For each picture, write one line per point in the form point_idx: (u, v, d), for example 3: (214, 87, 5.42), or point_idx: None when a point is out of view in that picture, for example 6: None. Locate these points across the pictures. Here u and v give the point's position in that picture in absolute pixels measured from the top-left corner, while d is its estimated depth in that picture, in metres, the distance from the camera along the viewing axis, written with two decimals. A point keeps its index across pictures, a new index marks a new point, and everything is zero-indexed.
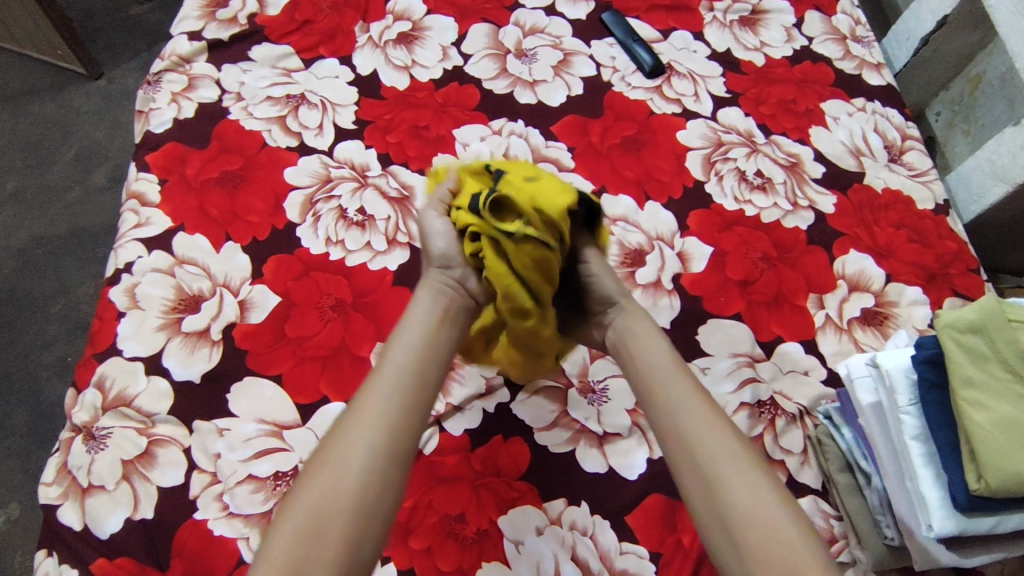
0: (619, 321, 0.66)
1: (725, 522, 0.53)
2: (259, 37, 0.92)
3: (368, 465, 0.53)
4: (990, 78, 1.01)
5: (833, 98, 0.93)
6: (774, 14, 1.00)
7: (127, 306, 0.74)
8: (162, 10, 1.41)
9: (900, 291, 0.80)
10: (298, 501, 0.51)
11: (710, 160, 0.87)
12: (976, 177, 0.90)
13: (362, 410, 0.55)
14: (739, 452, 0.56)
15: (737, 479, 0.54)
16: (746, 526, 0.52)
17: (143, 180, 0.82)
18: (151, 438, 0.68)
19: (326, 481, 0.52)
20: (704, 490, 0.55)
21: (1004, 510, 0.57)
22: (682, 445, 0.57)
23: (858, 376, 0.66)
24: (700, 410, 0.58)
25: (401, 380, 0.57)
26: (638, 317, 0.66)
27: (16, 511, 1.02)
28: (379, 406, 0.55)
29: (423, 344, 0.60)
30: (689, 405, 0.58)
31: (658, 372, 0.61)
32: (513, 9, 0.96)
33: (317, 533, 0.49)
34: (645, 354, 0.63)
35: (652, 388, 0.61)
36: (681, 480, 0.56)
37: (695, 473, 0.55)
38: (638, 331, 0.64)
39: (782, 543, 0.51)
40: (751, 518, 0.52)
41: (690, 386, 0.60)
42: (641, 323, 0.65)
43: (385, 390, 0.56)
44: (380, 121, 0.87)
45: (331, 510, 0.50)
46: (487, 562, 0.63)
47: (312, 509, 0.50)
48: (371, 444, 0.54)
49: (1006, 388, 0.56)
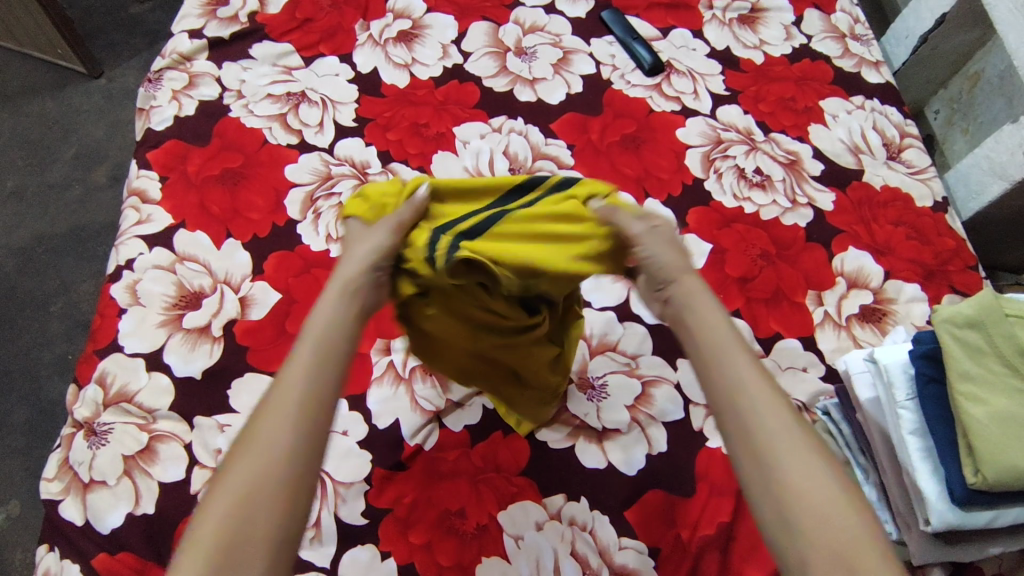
0: (676, 297, 0.51)
1: (790, 525, 0.41)
2: (259, 36, 0.92)
3: (300, 438, 0.43)
4: (989, 76, 1.01)
5: (832, 96, 0.93)
6: (772, 12, 1.00)
7: (128, 302, 0.74)
8: (162, 9, 1.42)
9: (899, 288, 0.80)
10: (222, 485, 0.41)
11: (709, 159, 0.87)
12: (975, 174, 0.90)
13: (285, 376, 0.45)
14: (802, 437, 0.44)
15: (800, 476, 0.42)
16: (814, 531, 0.41)
17: (144, 178, 0.82)
18: (152, 434, 0.68)
19: (251, 462, 0.41)
20: (763, 484, 0.43)
21: (1001, 504, 0.57)
22: (738, 426, 0.45)
23: (857, 372, 0.66)
24: (759, 384, 0.46)
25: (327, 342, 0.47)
26: (697, 288, 0.51)
27: (16, 509, 1.02)
28: (302, 367, 0.45)
29: (340, 309, 0.49)
30: (754, 385, 0.45)
31: (715, 343, 0.48)
32: (513, 8, 0.97)
33: (250, 523, 0.40)
34: (703, 324, 0.49)
35: (705, 358, 0.48)
36: (739, 467, 0.44)
37: (754, 462, 0.44)
38: (694, 302, 0.51)
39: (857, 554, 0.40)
40: (818, 520, 0.41)
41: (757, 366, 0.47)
42: (704, 300, 0.51)
43: (309, 352, 0.46)
44: (380, 118, 0.87)
45: (264, 497, 0.41)
46: (487, 558, 0.64)
47: (243, 489, 0.41)
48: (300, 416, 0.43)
49: (1002, 381, 0.57)
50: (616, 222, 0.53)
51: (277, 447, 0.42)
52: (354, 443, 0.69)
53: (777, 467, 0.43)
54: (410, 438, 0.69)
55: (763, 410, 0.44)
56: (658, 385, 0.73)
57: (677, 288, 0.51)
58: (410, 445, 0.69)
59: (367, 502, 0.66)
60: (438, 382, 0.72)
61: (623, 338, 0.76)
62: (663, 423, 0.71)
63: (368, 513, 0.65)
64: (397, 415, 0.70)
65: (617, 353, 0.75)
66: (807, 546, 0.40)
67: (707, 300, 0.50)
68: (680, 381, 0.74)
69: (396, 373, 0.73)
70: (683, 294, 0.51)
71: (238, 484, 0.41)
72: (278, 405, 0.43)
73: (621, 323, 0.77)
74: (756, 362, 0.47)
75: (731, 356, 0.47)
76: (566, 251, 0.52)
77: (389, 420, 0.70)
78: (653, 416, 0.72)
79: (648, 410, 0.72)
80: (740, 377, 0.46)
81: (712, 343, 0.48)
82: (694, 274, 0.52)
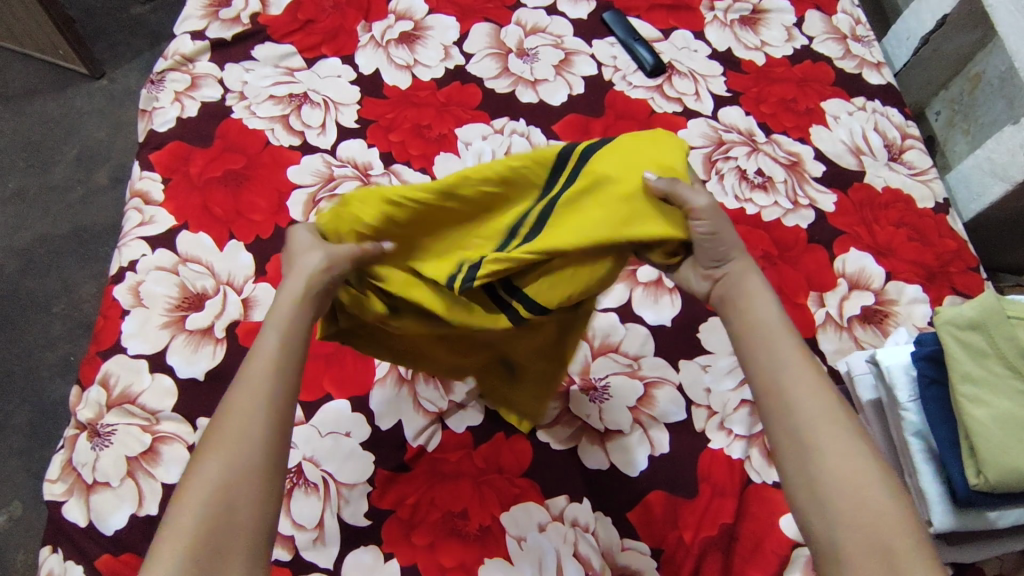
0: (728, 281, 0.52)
1: (824, 502, 0.44)
2: (261, 37, 0.92)
3: (270, 430, 0.44)
4: (990, 78, 1.02)
5: (833, 97, 0.93)
6: (773, 13, 1.00)
7: (131, 303, 0.74)
8: (163, 10, 1.42)
9: (900, 290, 0.80)
10: (198, 476, 0.42)
11: (711, 160, 0.87)
12: (975, 175, 0.90)
13: (252, 369, 0.45)
14: (843, 420, 0.46)
15: (837, 458, 0.45)
16: (847, 508, 0.43)
17: (146, 179, 0.82)
18: (155, 436, 0.68)
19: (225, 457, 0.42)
20: (801, 462, 0.46)
21: (1003, 505, 0.57)
22: (780, 410, 0.47)
23: (858, 374, 0.67)
24: (802, 370, 0.48)
25: (293, 331, 0.48)
26: (752, 272, 0.52)
27: (18, 510, 1.03)
28: (269, 360, 0.46)
29: (304, 305, 0.49)
30: (796, 367, 0.48)
31: (761, 327, 0.50)
32: (514, 9, 0.97)
33: (230, 517, 0.41)
34: (753, 311, 0.51)
35: (751, 343, 0.50)
36: (778, 445, 0.47)
37: (793, 443, 0.46)
38: (748, 286, 0.52)
39: (885, 530, 0.42)
40: (851, 497, 0.43)
41: (801, 350, 0.49)
42: (754, 286, 0.52)
43: (275, 344, 0.47)
44: (382, 120, 0.87)
45: (238, 491, 0.42)
46: (489, 559, 0.64)
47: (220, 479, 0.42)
48: (269, 409, 0.44)
49: (1004, 383, 0.57)
50: (680, 195, 0.49)
51: (248, 440, 0.43)
52: (357, 444, 0.69)
53: (816, 447, 0.45)
54: (413, 439, 0.69)
55: (805, 394, 0.47)
56: (660, 387, 0.74)
57: (731, 273, 0.52)
58: (412, 447, 0.69)
59: (370, 503, 0.66)
60: (440, 384, 0.73)
61: (625, 339, 0.76)
62: (664, 425, 0.72)
63: (370, 514, 0.65)
64: (399, 416, 0.70)
65: (618, 355, 0.75)
66: (840, 523, 0.43)
67: (757, 287, 0.52)
68: (682, 382, 0.74)
69: (398, 374, 0.73)
70: (737, 276, 0.52)
71: (216, 477, 0.42)
72: (247, 398, 0.44)
73: (623, 324, 0.77)
74: (803, 351, 0.49)
75: (777, 343, 0.49)
76: (616, 229, 0.49)
77: (391, 422, 0.70)
78: (655, 418, 0.72)
79: (650, 412, 0.72)
80: (785, 358, 0.49)
81: (758, 328, 0.50)
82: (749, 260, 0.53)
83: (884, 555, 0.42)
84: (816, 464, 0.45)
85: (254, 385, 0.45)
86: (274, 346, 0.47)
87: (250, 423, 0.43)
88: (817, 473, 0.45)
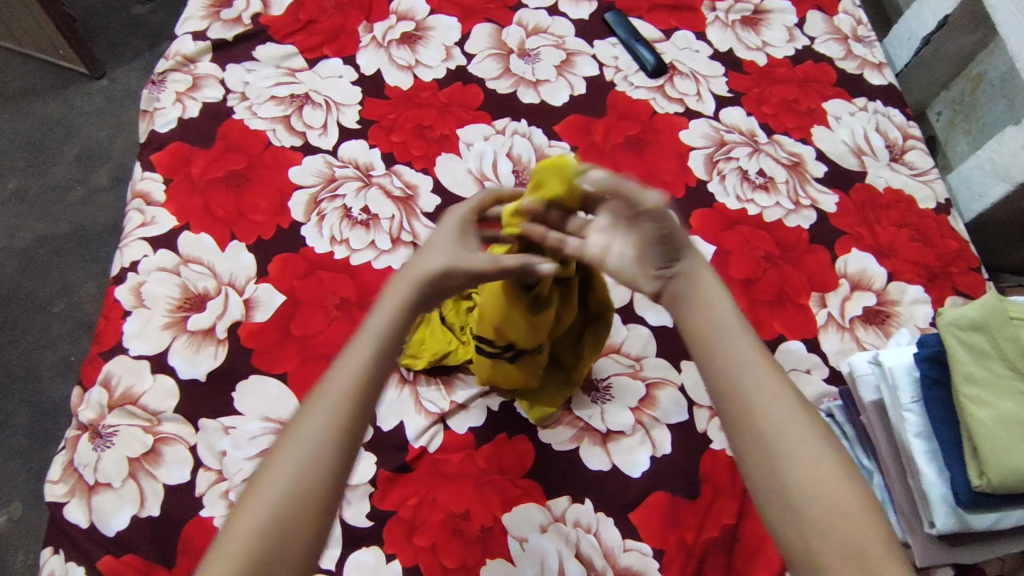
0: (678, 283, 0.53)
1: (794, 505, 0.45)
2: (262, 38, 0.92)
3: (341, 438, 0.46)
4: (991, 79, 1.02)
5: (835, 98, 0.93)
6: (775, 13, 1.00)
7: (132, 304, 0.74)
8: (164, 10, 1.42)
9: (902, 290, 0.80)
10: (257, 497, 0.44)
11: (712, 160, 0.87)
12: (977, 176, 0.90)
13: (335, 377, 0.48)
14: (805, 422, 0.48)
15: (805, 462, 0.46)
16: (822, 513, 0.44)
17: (148, 180, 0.82)
18: (157, 436, 0.68)
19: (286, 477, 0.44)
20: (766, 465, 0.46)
21: (1006, 507, 0.57)
22: (742, 412, 0.48)
23: (861, 374, 0.67)
24: (761, 372, 0.49)
25: (385, 347, 0.49)
26: (703, 269, 0.54)
27: (18, 510, 1.03)
28: (353, 375, 0.47)
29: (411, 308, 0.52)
30: (752, 367, 0.49)
31: (717, 324, 0.52)
32: (515, 10, 0.97)
33: (283, 537, 0.43)
34: (705, 308, 0.52)
35: (709, 342, 0.51)
36: (739, 446, 0.48)
37: (757, 446, 0.47)
38: (700, 283, 0.53)
39: (857, 534, 0.44)
40: (822, 501, 0.45)
41: (755, 348, 0.51)
42: (708, 282, 0.53)
43: (367, 355, 0.48)
44: (384, 120, 0.87)
45: (296, 512, 0.44)
46: (491, 560, 0.64)
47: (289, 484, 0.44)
48: (336, 430, 0.46)
49: (1007, 385, 0.57)
50: (628, 192, 0.50)
51: (308, 462, 0.45)
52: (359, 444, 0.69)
53: (780, 450, 0.46)
54: (414, 440, 0.69)
55: (759, 394, 0.48)
56: (662, 388, 0.74)
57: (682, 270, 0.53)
58: (414, 447, 0.69)
59: (372, 504, 0.66)
60: (442, 384, 0.73)
61: (627, 340, 0.76)
62: (666, 425, 0.72)
63: (372, 515, 0.65)
64: (401, 417, 0.70)
65: (620, 355, 0.75)
66: (811, 529, 0.44)
67: (710, 283, 0.53)
68: (684, 383, 0.74)
69: (400, 375, 0.73)
70: (691, 272, 0.53)
71: (289, 480, 0.44)
72: (325, 405, 0.47)
73: (624, 325, 0.77)
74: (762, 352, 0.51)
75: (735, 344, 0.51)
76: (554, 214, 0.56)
77: (393, 423, 0.70)
78: (657, 418, 0.72)
79: (653, 412, 0.72)
80: (741, 357, 0.50)
81: (715, 329, 0.51)
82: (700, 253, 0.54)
83: (858, 560, 0.43)
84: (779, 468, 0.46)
85: (333, 395, 0.47)
86: (364, 360, 0.48)
87: (317, 443, 0.46)
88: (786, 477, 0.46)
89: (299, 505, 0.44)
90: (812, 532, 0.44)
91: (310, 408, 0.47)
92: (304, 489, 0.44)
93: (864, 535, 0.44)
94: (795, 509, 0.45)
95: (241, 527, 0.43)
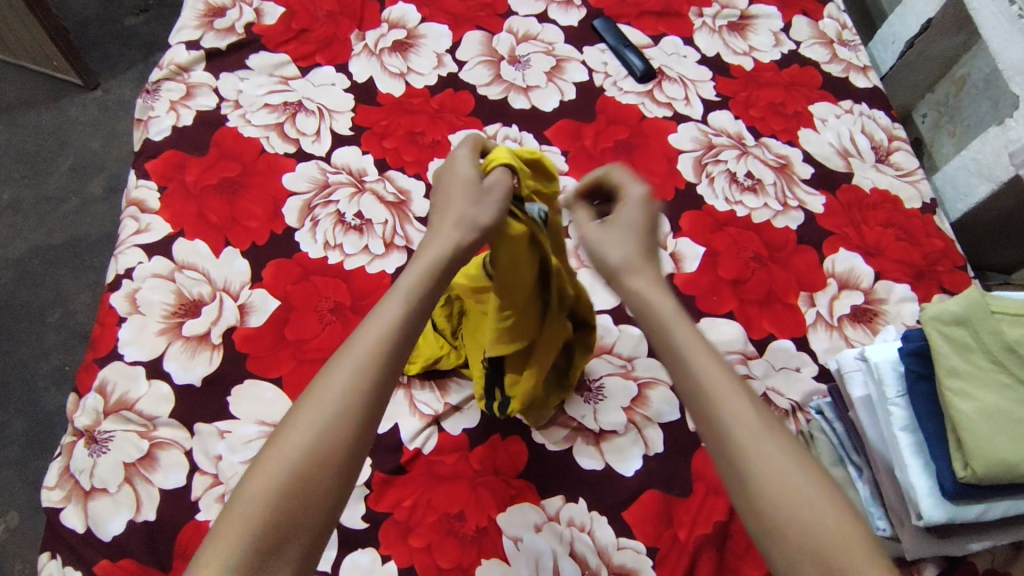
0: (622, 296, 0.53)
1: (762, 521, 0.44)
2: (256, 46, 0.93)
3: (368, 406, 0.46)
4: (975, 80, 1.03)
5: (821, 100, 0.95)
6: (761, 19, 1.02)
7: (127, 311, 0.75)
8: (157, 20, 1.43)
9: (889, 288, 0.81)
10: (275, 454, 0.43)
11: (701, 163, 0.88)
12: (962, 175, 0.92)
13: (367, 333, 0.47)
14: (771, 433, 0.46)
15: (772, 479, 0.44)
16: (789, 528, 0.43)
17: (142, 188, 0.82)
18: (153, 441, 0.69)
19: (311, 434, 0.44)
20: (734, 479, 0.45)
21: (993, 498, 0.58)
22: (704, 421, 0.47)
23: (849, 371, 0.67)
24: (718, 381, 0.47)
25: (415, 308, 0.49)
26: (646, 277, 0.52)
27: (15, 520, 1.02)
28: (377, 342, 0.47)
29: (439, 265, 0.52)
30: (706, 373, 0.47)
31: (663, 329, 0.50)
32: (506, 17, 0.98)
33: (302, 502, 0.43)
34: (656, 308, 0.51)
35: (665, 350, 0.49)
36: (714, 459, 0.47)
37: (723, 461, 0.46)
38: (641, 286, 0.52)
39: (832, 553, 0.42)
40: (793, 516, 0.43)
41: (710, 354, 0.48)
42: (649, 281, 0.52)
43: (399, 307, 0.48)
44: (376, 127, 0.88)
45: (312, 476, 0.43)
46: (486, 560, 0.64)
47: (308, 448, 0.43)
48: (368, 383, 0.46)
49: (988, 376, 0.58)
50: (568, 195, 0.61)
51: (334, 420, 0.45)
52: None
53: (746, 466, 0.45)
54: (409, 442, 0.70)
55: (720, 402, 0.46)
56: (654, 388, 0.74)
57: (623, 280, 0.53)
58: (409, 449, 0.69)
59: (367, 506, 0.66)
60: (437, 386, 0.73)
61: (618, 340, 0.77)
62: (659, 425, 0.72)
63: (368, 517, 0.66)
64: (396, 419, 0.71)
65: (612, 356, 0.76)
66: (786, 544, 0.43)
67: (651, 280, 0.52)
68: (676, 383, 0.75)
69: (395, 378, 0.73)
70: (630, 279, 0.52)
71: (303, 444, 0.44)
72: (349, 364, 0.46)
73: (616, 325, 0.78)
74: (712, 351, 0.49)
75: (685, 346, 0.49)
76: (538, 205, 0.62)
77: (388, 425, 0.70)
78: (649, 417, 0.73)
79: (644, 412, 0.73)
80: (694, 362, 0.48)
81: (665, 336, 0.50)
82: (631, 273, 0.52)
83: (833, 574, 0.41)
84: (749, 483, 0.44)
85: (358, 357, 0.46)
86: (395, 319, 0.48)
87: (341, 399, 0.45)
88: (752, 492, 0.44)
89: (317, 466, 0.43)
90: (788, 548, 0.43)
91: (341, 360, 0.46)
92: (320, 456, 0.43)
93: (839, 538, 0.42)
94: (764, 526, 0.44)
95: (263, 477, 0.43)
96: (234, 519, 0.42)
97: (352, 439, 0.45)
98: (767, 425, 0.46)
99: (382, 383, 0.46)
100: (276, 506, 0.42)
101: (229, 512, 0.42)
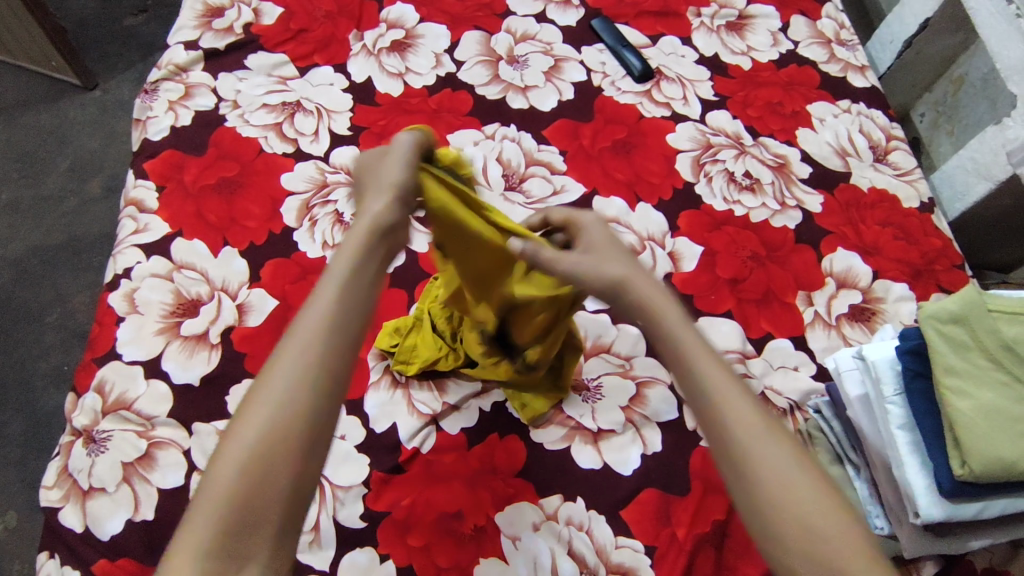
0: (625, 308, 0.54)
1: (762, 515, 0.45)
2: (254, 46, 0.93)
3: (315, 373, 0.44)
4: (973, 79, 1.03)
5: (819, 100, 0.95)
6: (759, 18, 1.02)
7: (126, 310, 0.75)
8: (157, 20, 1.43)
9: (887, 287, 0.81)
10: (235, 435, 0.42)
11: (699, 162, 0.88)
12: (959, 175, 0.92)
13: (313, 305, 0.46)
14: (771, 433, 0.47)
15: (772, 475, 0.45)
16: (785, 520, 0.44)
17: (140, 188, 0.82)
18: (152, 441, 0.69)
19: (267, 411, 0.43)
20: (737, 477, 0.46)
21: (990, 495, 0.58)
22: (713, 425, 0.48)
23: (846, 370, 0.68)
24: (726, 388, 0.48)
25: (350, 280, 0.48)
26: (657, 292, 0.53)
27: (14, 520, 1.02)
28: (325, 313, 0.46)
29: (365, 249, 0.50)
30: (712, 379, 0.49)
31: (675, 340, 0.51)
32: (504, 17, 0.98)
33: (263, 478, 0.41)
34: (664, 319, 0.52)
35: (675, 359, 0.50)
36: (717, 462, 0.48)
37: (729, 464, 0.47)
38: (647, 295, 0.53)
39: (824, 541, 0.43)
40: (789, 511, 0.44)
41: (718, 364, 0.49)
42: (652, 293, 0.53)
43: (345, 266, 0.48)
44: (375, 127, 0.88)
45: (277, 450, 0.42)
46: (484, 559, 0.64)
47: (270, 422, 0.42)
48: (319, 353, 0.45)
49: (986, 375, 0.58)
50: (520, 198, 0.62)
51: (291, 391, 0.43)
52: (352, 446, 0.69)
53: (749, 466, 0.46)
54: (407, 441, 0.70)
55: (724, 405, 0.47)
56: (652, 386, 0.75)
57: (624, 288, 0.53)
58: (407, 448, 0.69)
59: (366, 506, 0.66)
60: (435, 386, 0.73)
61: (616, 340, 0.77)
62: (657, 424, 0.72)
63: (366, 516, 0.66)
64: (394, 419, 0.71)
65: (610, 355, 0.76)
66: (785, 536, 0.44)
67: (652, 289, 0.53)
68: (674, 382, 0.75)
69: (393, 378, 0.73)
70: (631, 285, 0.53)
71: (264, 421, 0.42)
72: (301, 336, 0.45)
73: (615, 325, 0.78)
74: (717, 355, 0.50)
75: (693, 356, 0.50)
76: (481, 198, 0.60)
77: (386, 424, 0.70)
78: (647, 417, 0.73)
79: (642, 411, 0.73)
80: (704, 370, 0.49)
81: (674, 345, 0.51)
82: (633, 278, 0.53)
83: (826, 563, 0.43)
84: (750, 480, 0.46)
85: (308, 330, 0.45)
86: (335, 290, 0.47)
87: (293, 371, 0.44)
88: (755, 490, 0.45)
89: (279, 445, 0.42)
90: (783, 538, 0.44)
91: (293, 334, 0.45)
92: (281, 430, 0.42)
93: (831, 537, 0.43)
94: (762, 521, 0.45)
95: (228, 459, 0.42)
96: (205, 502, 0.41)
97: (311, 412, 0.43)
98: (769, 429, 0.47)
99: (340, 352, 0.45)
100: (243, 484, 0.41)
101: (198, 496, 0.41)
